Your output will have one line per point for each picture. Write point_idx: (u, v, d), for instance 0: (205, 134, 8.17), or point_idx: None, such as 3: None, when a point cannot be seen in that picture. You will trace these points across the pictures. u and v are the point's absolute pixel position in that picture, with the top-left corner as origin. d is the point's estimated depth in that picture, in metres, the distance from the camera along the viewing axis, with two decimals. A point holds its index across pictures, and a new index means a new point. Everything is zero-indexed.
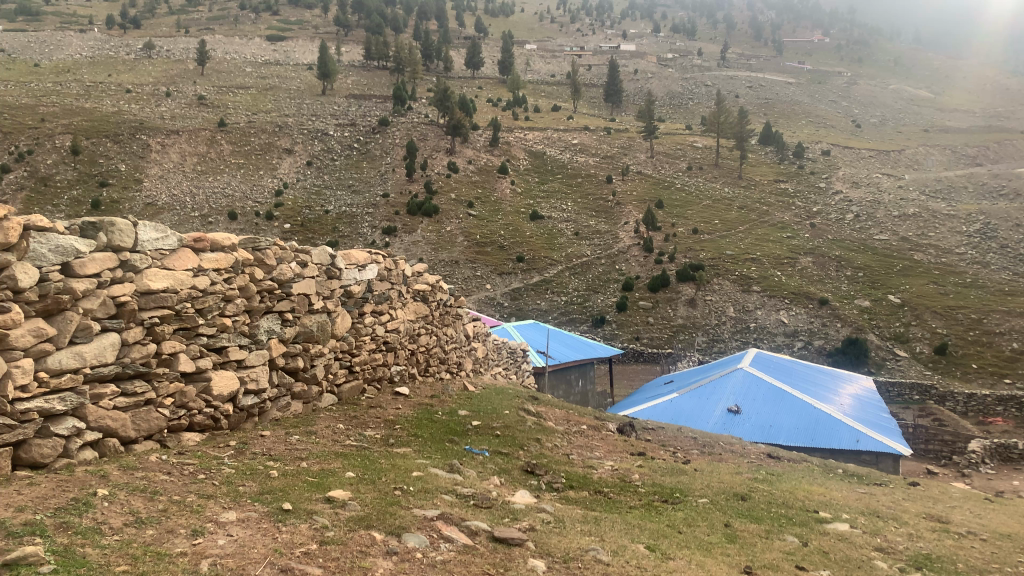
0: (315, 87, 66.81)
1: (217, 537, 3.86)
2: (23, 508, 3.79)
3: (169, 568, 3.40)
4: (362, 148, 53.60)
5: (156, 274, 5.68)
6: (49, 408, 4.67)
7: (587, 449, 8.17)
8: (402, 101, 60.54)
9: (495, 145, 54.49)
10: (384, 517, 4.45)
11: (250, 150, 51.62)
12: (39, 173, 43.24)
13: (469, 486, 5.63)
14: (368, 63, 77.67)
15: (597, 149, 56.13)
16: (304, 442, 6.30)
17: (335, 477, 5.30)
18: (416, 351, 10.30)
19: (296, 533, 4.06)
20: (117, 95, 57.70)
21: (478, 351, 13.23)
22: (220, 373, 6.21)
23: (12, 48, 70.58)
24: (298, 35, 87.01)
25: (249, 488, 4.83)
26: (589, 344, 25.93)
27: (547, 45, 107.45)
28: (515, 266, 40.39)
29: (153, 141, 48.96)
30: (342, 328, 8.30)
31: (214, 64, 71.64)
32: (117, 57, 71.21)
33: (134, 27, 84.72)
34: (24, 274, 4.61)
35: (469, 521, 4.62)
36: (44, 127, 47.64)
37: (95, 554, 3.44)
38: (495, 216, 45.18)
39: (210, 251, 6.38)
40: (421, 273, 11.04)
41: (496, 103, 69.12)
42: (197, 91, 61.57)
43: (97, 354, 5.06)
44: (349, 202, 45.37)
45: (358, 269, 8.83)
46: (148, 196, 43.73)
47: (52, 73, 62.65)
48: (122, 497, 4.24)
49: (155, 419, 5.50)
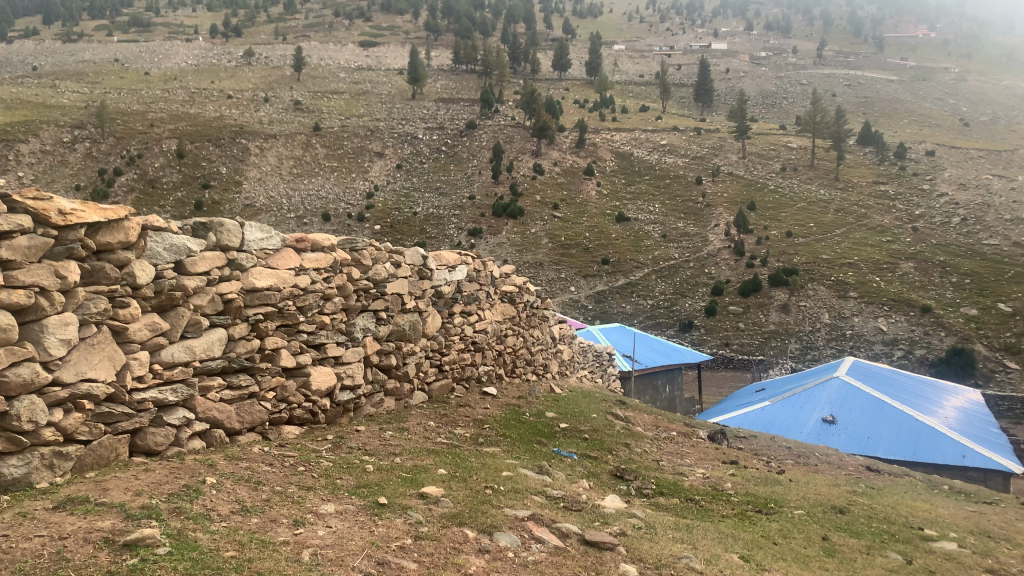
0: (405, 91, 68.14)
1: (316, 528, 3.99)
2: (140, 492, 4.05)
3: (274, 556, 3.53)
4: (450, 151, 54.36)
5: (260, 273, 5.92)
6: (162, 398, 4.93)
7: (678, 455, 8.05)
8: (489, 104, 61.11)
9: (582, 146, 54.32)
10: (476, 515, 4.49)
11: (343, 154, 53.16)
12: (147, 176, 45.74)
13: (559, 488, 5.65)
14: (457, 68, 78.70)
15: (687, 149, 55.07)
16: (397, 438, 6.43)
17: (429, 474, 5.40)
18: (503, 352, 10.37)
19: (391, 527, 4.15)
20: (219, 101, 60.40)
21: (564, 353, 13.22)
22: (318, 370, 6.41)
23: (125, 58, 74.80)
24: (390, 40, 88.92)
25: (347, 481, 4.97)
26: (677, 349, 25.47)
27: (636, 46, 106.41)
28: (600, 268, 40.17)
29: (252, 145, 51.09)
30: (432, 328, 8.43)
31: (309, 70, 73.98)
32: (219, 64, 74.44)
33: (235, 35, 88.45)
34: (141, 272, 4.88)
35: (559, 523, 4.62)
36: (153, 132, 50.30)
37: (205, 539, 3.61)
38: (581, 217, 45.03)
39: (311, 251, 6.60)
40: (509, 275, 11.11)
41: (583, 105, 68.86)
42: (293, 97, 63.82)
43: (206, 348, 5.31)
44: (437, 204, 46.12)
45: (448, 270, 8.96)
46: (246, 198, 45.69)
47: (160, 81, 66.08)
48: (229, 486, 4.43)
49: (257, 412, 5.70)
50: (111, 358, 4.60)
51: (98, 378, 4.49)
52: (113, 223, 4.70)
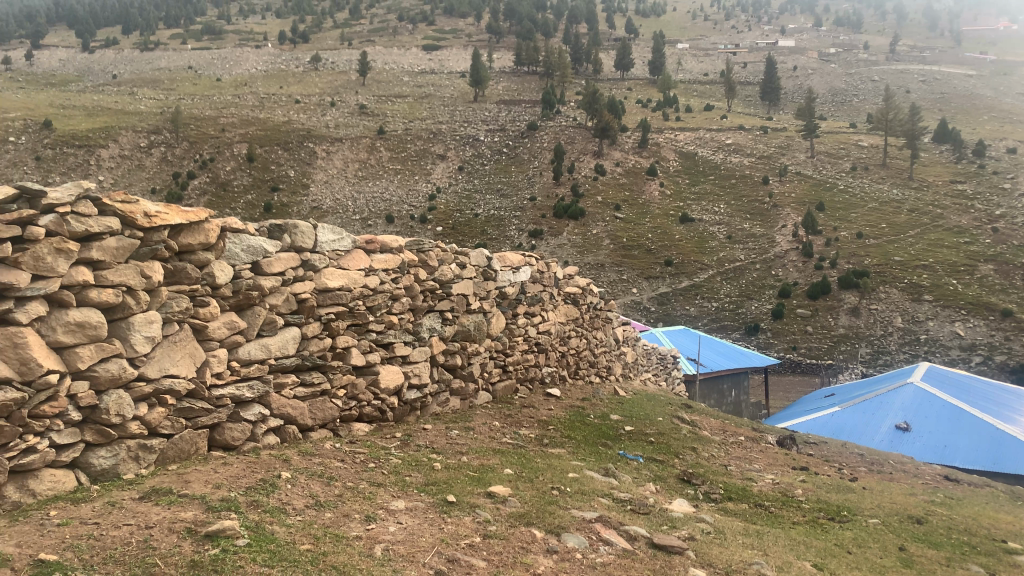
0: (467, 94, 68.66)
1: (388, 524, 4.06)
2: (220, 486, 4.19)
3: (348, 550, 3.61)
4: (511, 152, 54.48)
5: (332, 273, 6.05)
6: (239, 394, 5.09)
7: (746, 460, 7.90)
8: (550, 105, 61.13)
9: (645, 146, 53.80)
10: (543, 516, 4.51)
11: (406, 157, 53.89)
12: (219, 179, 47.36)
13: (626, 490, 5.61)
14: (519, 69, 78.96)
15: (753, 148, 53.90)
16: (464, 437, 6.49)
17: (495, 473, 5.44)
18: (566, 353, 10.36)
19: (461, 525, 4.20)
20: (287, 105, 62.00)
21: (628, 356, 13.11)
22: (387, 369, 6.52)
23: (198, 65, 77.43)
24: (453, 43, 89.65)
25: (415, 479, 5.04)
26: (743, 352, 25.05)
27: (700, 44, 104.85)
28: (663, 270, 39.67)
29: (319, 149, 52.33)
30: (496, 328, 8.47)
31: (374, 74, 75.20)
32: (287, 70, 76.38)
33: (303, 41, 90.52)
34: (220, 272, 5.06)
35: (627, 525, 4.59)
36: (224, 137, 51.92)
37: (282, 532, 3.71)
38: (643, 219, 44.57)
39: (380, 252, 6.73)
40: (573, 276, 11.09)
41: (645, 104, 68.22)
42: (358, 101, 65.00)
43: (281, 346, 5.47)
44: (499, 205, 46.31)
45: (512, 272, 8.99)
46: (313, 201, 46.74)
47: (231, 87, 68.16)
48: (303, 481, 4.55)
49: (329, 409, 5.83)
50: (191, 355, 4.77)
51: (180, 373, 4.66)
52: (195, 225, 4.89)
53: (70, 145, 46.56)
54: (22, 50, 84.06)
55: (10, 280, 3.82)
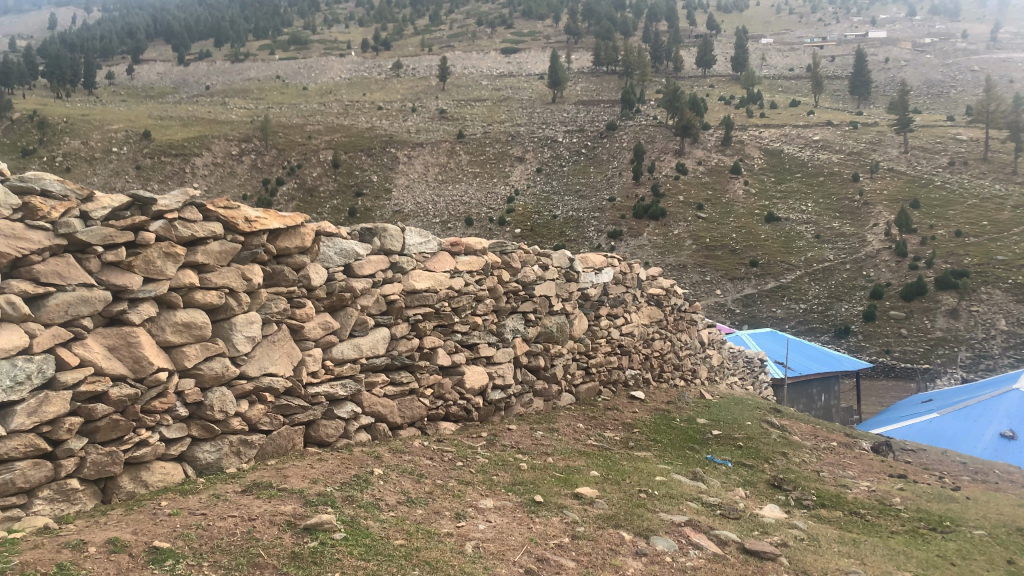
0: (546, 95, 68.73)
1: (478, 522, 4.12)
2: (316, 480, 4.34)
3: (440, 547, 3.68)
4: (590, 152, 54.17)
5: (420, 276, 6.19)
6: (333, 392, 5.26)
7: (840, 467, 7.66)
8: (630, 105, 60.63)
9: (728, 144, 52.66)
10: (632, 518, 4.48)
11: (485, 160, 54.31)
12: (306, 185, 49.29)
13: (715, 495, 5.52)
14: (597, 70, 78.52)
15: (842, 144, 52.00)
16: (548, 438, 6.52)
17: (581, 474, 5.44)
18: (649, 355, 10.26)
19: (549, 525, 4.23)
20: (370, 112, 63.52)
21: (713, 359, 12.86)
22: (472, 369, 6.61)
23: (285, 75, 80.14)
24: (531, 45, 89.86)
25: (503, 478, 5.09)
26: (833, 355, 24.22)
27: (785, 38, 101.96)
28: (748, 271, 38.71)
29: (401, 154, 53.36)
30: (578, 330, 8.44)
31: (453, 79, 76.12)
32: (370, 77, 78.17)
33: (385, 48, 92.40)
34: (315, 274, 5.25)
35: (717, 530, 4.51)
36: (311, 144, 53.57)
37: (377, 527, 3.81)
38: (727, 218, 43.56)
39: (465, 254, 6.81)
40: (656, 277, 10.95)
41: (728, 101, 66.77)
42: (439, 106, 65.93)
43: (372, 346, 5.62)
44: (578, 207, 46.16)
45: (594, 272, 8.95)
46: (396, 204, 47.58)
47: (317, 95, 70.26)
48: (394, 477, 4.66)
49: (417, 408, 5.95)
50: (289, 354, 4.97)
51: (278, 372, 4.87)
52: (292, 229, 5.08)
53: (167, 154, 48.83)
54: (125, 65, 88.78)
55: (124, 282, 4.06)
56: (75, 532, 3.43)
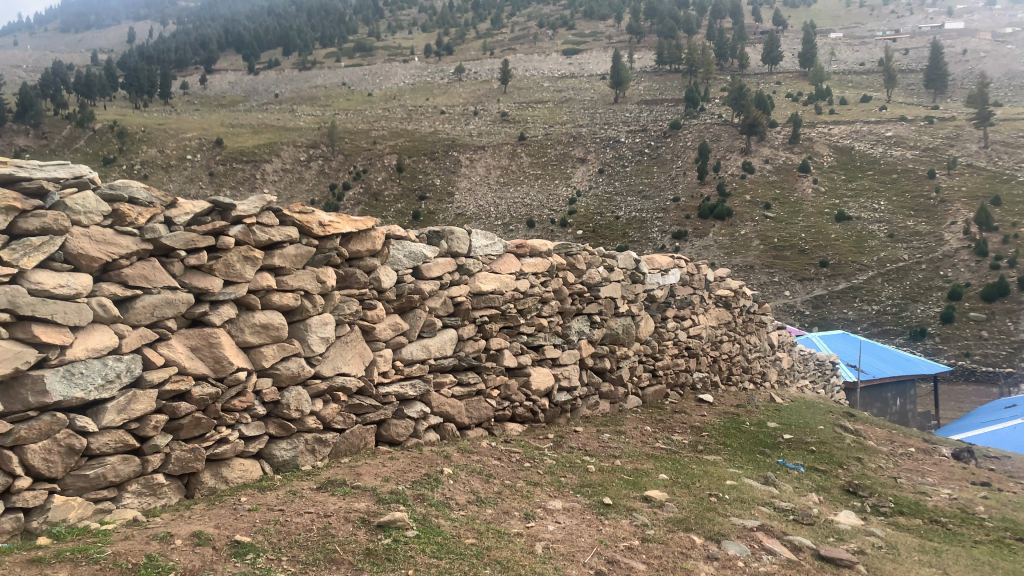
0: (608, 95, 68.30)
1: (546, 523, 4.14)
2: (388, 479, 4.44)
3: (510, 546, 3.71)
4: (653, 152, 53.54)
5: (486, 277, 6.24)
6: (403, 392, 5.36)
7: (918, 473, 7.42)
8: (694, 104, 59.80)
9: (796, 142, 51.50)
10: (703, 522, 4.43)
11: (547, 161, 54.24)
12: (371, 190, 50.14)
13: (788, 500, 5.41)
14: (660, 69, 77.65)
15: (916, 140, 50.24)
16: (615, 441, 6.47)
17: (649, 478, 5.40)
18: (718, 358, 10.11)
19: (618, 527, 4.21)
20: (434, 117, 64.29)
21: (784, 362, 12.61)
22: (538, 370, 6.62)
23: (351, 82, 81.68)
24: (593, 46, 89.40)
25: (571, 480, 5.09)
26: (910, 358, 23.39)
27: (856, 32, 99.03)
28: (817, 271, 37.69)
29: (463, 157, 53.82)
30: (645, 332, 8.37)
31: (515, 82, 76.35)
32: (433, 82, 79.08)
33: (447, 53, 93.19)
34: (385, 277, 5.36)
35: (791, 535, 4.43)
36: (375, 150, 54.51)
37: (448, 525, 3.87)
38: (796, 217, 42.46)
39: (530, 256, 6.84)
40: (724, 278, 10.77)
41: (795, 98, 65.19)
42: (500, 109, 66.20)
43: (440, 346, 5.70)
44: (641, 207, 45.72)
45: (660, 274, 8.85)
46: (459, 207, 47.83)
47: (381, 101, 71.44)
48: (463, 477, 4.71)
49: (484, 409, 6.00)
50: (361, 354, 5.10)
51: (351, 372, 5.00)
52: (363, 233, 5.23)
53: (238, 161, 50.29)
54: (198, 75, 91.87)
55: (205, 285, 4.22)
56: (163, 524, 3.58)
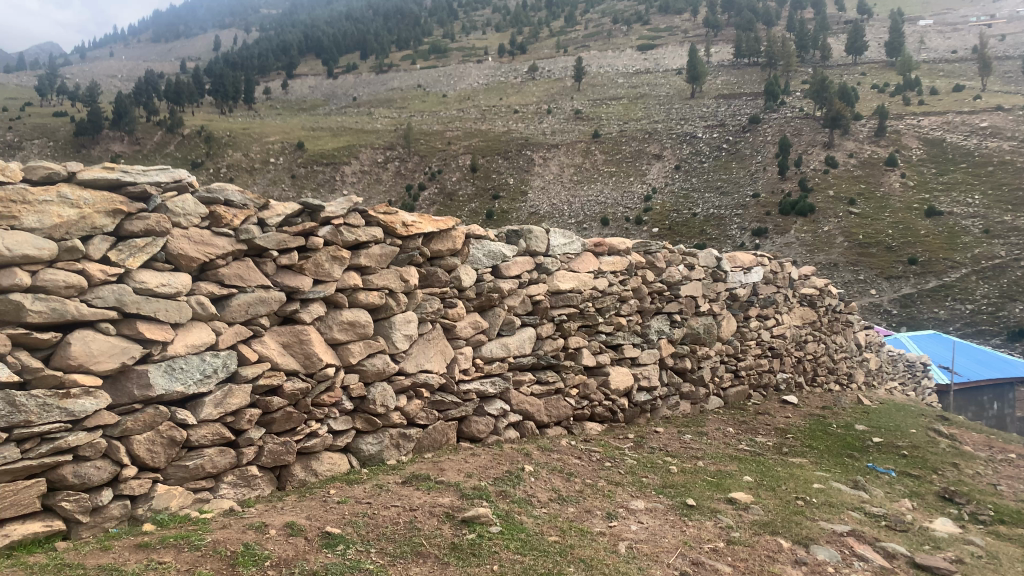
0: (684, 91, 67.13)
1: (629, 522, 4.12)
2: (471, 474, 4.50)
3: (593, 545, 3.72)
4: (732, 148, 52.27)
5: (564, 276, 6.24)
6: (483, 390, 5.43)
7: (1019, 480, 7.06)
8: (774, 97, 58.29)
9: (882, 135, 49.73)
10: (790, 526, 4.33)
11: (622, 158, 53.63)
12: (447, 190, 50.78)
13: (879, 505, 5.23)
14: (739, 62, 75.87)
15: (1014, 131, 47.73)
16: (697, 443, 6.36)
17: (733, 480, 5.30)
18: (803, 358, 9.86)
19: (703, 529, 4.15)
20: (508, 116, 64.63)
21: (871, 362, 12.20)
22: (617, 369, 6.59)
23: (426, 84, 82.72)
24: (669, 41, 88.04)
25: (653, 480, 5.05)
26: (1008, 360, 22.23)
27: (947, 19, 94.76)
28: (906, 269, 36.20)
29: (536, 156, 53.85)
30: (727, 331, 8.23)
31: (589, 79, 75.99)
32: (507, 81, 79.41)
33: (521, 52, 93.37)
34: (466, 276, 5.43)
35: (884, 542, 4.28)
36: (450, 150, 55.19)
37: (530, 522, 3.89)
38: (882, 213, 40.81)
39: (608, 254, 6.80)
40: (809, 276, 10.47)
41: (881, 89, 62.74)
42: (574, 107, 65.97)
43: (519, 345, 5.75)
44: (719, 204, 44.72)
45: (743, 272, 8.63)
46: (532, 206, 47.49)
47: (456, 102, 72.19)
48: (544, 475, 4.74)
49: (563, 407, 6.01)
50: (443, 352, 5.19)
51: (433, 369, 5.09)
52: (443, 233, 5.30)
53: (319, 164, 51.59)
54: (280, 80, 94.66)
55: (296, 284, 4.36)
56: (257, 514, 3.72)
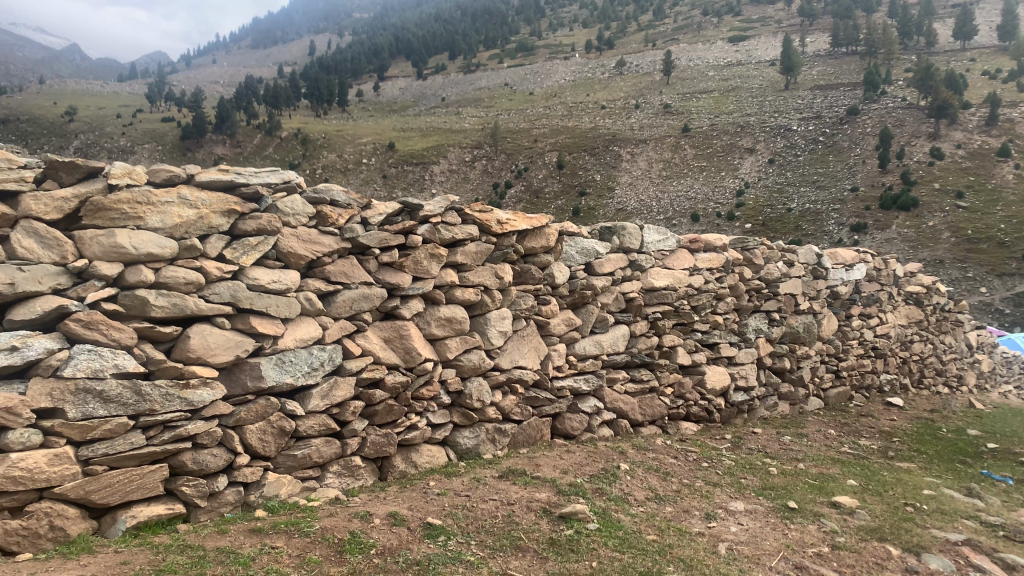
0: (778, 82, 65.08)
1: (729, 523, 4.05)
2: (567, 471, 4.52)
3: (693, 545, 3.68)
4: (829, 140, 50.29)
5: (658, 273, 6.18)
6: (577, 387, 5.44)
7: None
8: (874, 86, 55.93)
9: (994, 124, 47.15)
10: (899, 533, 4.16)
11: (712, 152, 52.14)
12: (534, 187, 50.96)
13: (996, 515, 4.95)
14: (836, 51, 73.03)
15: None
16: (798, 444, 6.20)
17: (837, 483, 5.13)
18: (908, 359, 9.46)
19: (806, 533, 4.04)
20: (595, 112, 64.30)
21: (983, 365, 11.57)
22: (713, 369, 6.49)
23: (513, 82, 83.10)
24: (761, 32, 85.53)
25: (752, 482, 4.94)
26: None
27: None
28: (1020, 266, 34.02)
29: (624, 151, 53.29)
30: (828, 330, 7.98)
31: (679, 72, 74.67)
32: (594, 77, 78.85)
33: (608, 47, 92.50)
34: (559, 273, 5.43)
35: (1003, 553, 4.05)
36: (537, 147, 55.35)
37: (628, 521, 3.89)
38: (994, 207, 38.57)
39: (704, 251, 6.66)
40: (915, 273, 9.97)
41: (993, 76, 59.26)
42: (663, 101, 64.94)
43: (612, 343, 5.74)
44: (815, 199, 42.96)
45: (845, 269, 8.31)
46: (619, 202, 46.93)
47: (542, 99, 72.22)
48: (641, 474, 4.71)
49: (657, 406, 5.96)
50: (537, 349, 5.24)
51: (528, 365, 5.14)
52: (537, 230, 5.32)
53: (409, 163, 52.63)
54: (371, 83, 96.93)
55: (397, 281, 4.49)
56: (361, 503, 3.85)
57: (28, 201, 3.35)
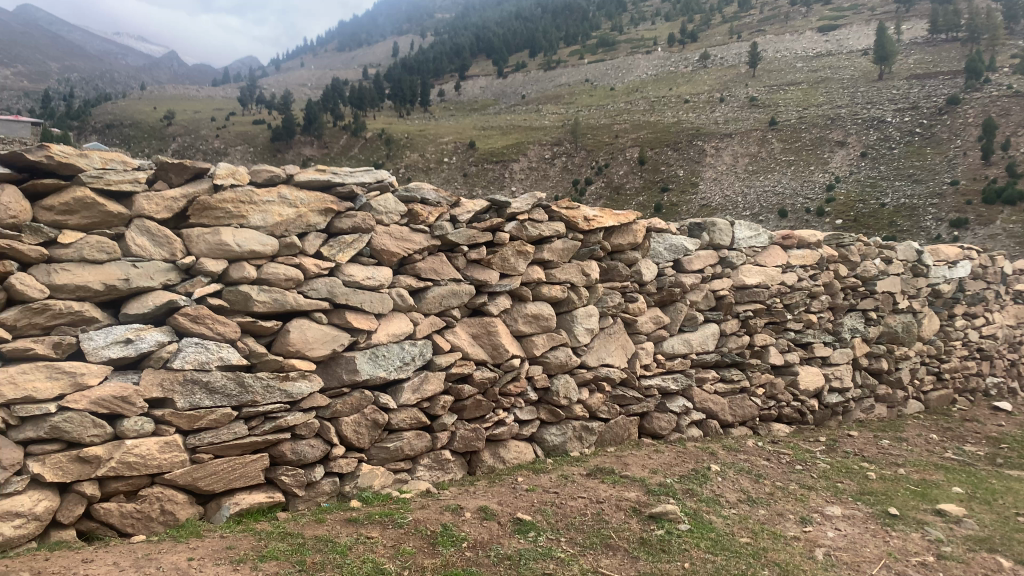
0: (870, 72, 62.57)
1: (825, 529, 3.93)
2: (656, 470, 4.48)
3: (790, 551, 3.57)
4: (926, 132, 48.00)
5: (749, 270, 6.03)
6: (665, 386, 5.38)
7: None
8: (977, 74, 53.20)
9: None
10: (1011, 544, 3.95)
11: (801, 146, 50.38)
12: (614, 183, 50.59)
13: None
14: (935, 38, 69.63)
15: None
16: (897, 448, 5.96)
17: (941, 490, 4.90)
18: (1017, 362, 8.96)
19: (908, 541, 3.88)
20: (678, 106, 63.27)
21: None
22: (806, 370, 6.30)
23: (594, 78, 82.54)
24: (853, 20, 82.36)
25: (849, 486, 4.78)
26: None
27: None
28: None
29: (708, 146, 52.19)
30: (929, 330, 7.64)
31: (765, 64, 72.65)
32: (677, 71, 77.53)
33: (692, 40, 90.79)
34: (647, 270, 5.39)
35: None
36: (618, 143, 54.78)
37: (720, 523, 3.81)
38: None
39: (798, 247, 6.47)
40: None
41: None
42: (749, 94, 63.30)
43: (701, 341, 5.64)
44: (910, 193, 41.00)
45: (947, 267, 7.92)
46: (704, 198, 45.90)
47: (624, 95, 71.52)
48: (731, 475, 4.62)
49: (748, 407, 5.85)
50: (624, 347, 5.21)
51: (615, 363, 5.11)
52: (624, 226, 5.27)
53: (490, 161, 53.03)
54: (453, 82, 98.00)
55: (485, 277, 4.55)
56: (451, 497, 3.91)
57: (141, 200, 3.52)
